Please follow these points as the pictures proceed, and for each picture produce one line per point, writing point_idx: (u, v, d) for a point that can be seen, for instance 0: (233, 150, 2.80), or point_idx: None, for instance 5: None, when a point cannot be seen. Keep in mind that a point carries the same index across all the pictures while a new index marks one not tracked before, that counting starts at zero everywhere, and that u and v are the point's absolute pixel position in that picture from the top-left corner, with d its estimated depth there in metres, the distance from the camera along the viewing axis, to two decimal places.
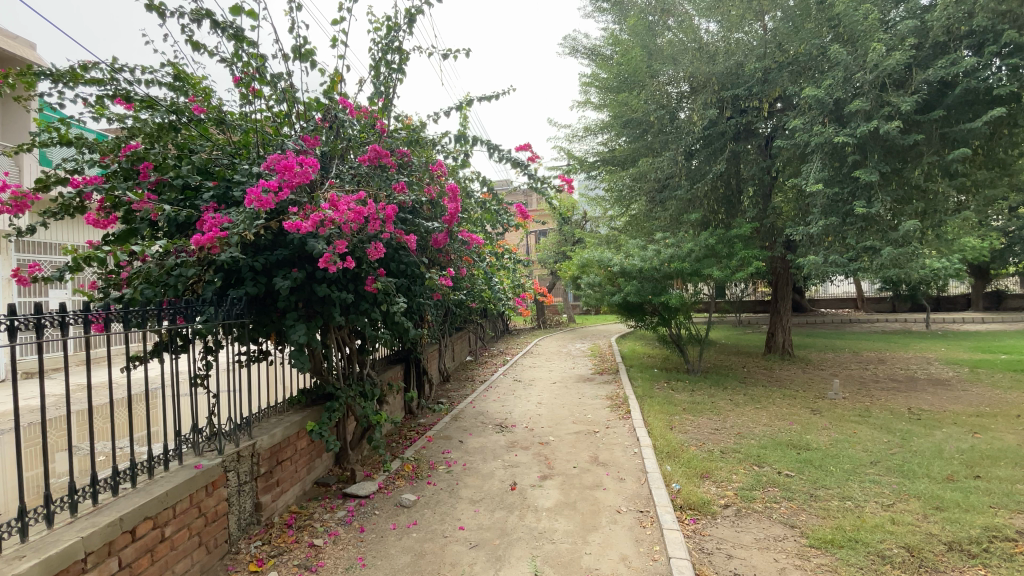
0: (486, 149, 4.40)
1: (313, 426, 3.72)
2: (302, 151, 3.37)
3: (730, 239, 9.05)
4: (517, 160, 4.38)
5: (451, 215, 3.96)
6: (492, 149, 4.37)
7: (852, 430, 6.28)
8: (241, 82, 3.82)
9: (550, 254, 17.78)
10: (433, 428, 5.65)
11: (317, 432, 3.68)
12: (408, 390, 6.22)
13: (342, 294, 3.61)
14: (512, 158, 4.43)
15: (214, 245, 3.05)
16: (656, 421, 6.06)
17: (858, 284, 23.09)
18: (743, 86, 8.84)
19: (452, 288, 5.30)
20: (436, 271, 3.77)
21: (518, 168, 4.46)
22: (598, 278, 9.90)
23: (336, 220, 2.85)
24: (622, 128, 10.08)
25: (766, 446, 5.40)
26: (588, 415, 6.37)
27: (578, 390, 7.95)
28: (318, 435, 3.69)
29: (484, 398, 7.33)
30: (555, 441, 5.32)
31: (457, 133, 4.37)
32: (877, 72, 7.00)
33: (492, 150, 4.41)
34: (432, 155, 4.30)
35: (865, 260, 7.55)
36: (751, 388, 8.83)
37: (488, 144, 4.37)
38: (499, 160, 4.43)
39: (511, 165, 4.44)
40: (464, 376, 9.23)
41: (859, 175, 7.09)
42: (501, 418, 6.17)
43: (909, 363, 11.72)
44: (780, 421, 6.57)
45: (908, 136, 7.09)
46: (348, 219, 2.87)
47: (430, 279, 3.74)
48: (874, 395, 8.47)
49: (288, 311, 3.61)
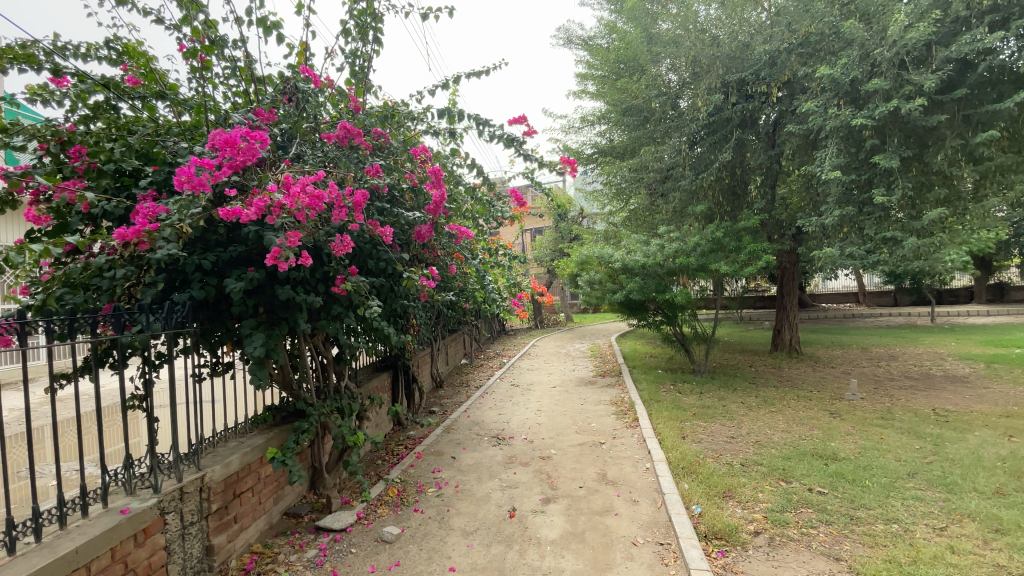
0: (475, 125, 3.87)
1: (276, 452, 3.19)
2: (252, 125, 2.83)
3: (738, 231, 8.55)
4: (510, 135, 3.84)
5: (437, 204, 3.44)
6: (482, 125, 3.82)
7: (879, 434, 5.80)
8: (186, 51, 3.27)
9: (546, 252, 17.26)
10: (422, 442, 5.12)
11: (280, 460, 3.15)
12: (396, 400, 5.69)
13: (309, 297, 3.10)
14: (504, 135, 3.91)
15: (143, 239, 2.52)
16: (667, 429, 5.55)
17: (859, 278, 22.73)
18: (749, 70, 8.35)
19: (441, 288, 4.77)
20: (419, 270, 3.23)
21: (512, 144, 3.93)
22: (598, 275, 9.41)
23: (287, 206, 2.29)
24: (621, 115, 9.65)
25: (790, 457, 4.90)
26: (592, 423, 5.86)
27: (580, 394, 7.44)
28: (281, 462, 3.16)
29: (480, 405, 6.82)
30: (558, 456, 4.80)
31: (441, 107, 3.79)
32: (896, 49, 6.53)
33: (481, 127, 3.89)
34: (414, 135, 3.75)
35: (884, 251, 7.08)
36: (763, 389, 8.34)
37: (478, 119, 3.84)
38: (491, 138, 3.90)
39: (504, 143, 3.90)
40: (459, 381, 8.71)
41: (879, 160, 6.61)
42: (498, 429, 5.65)
43: (922, 359, 11.25)
44: (799, 426, 6.09)
45: (930, 116, 6.62)
46: (302, 204, 2.30)
47: (412, 280, 3.20)
48: (892, 394, 7.99)
49: (245, 318, 3.09)
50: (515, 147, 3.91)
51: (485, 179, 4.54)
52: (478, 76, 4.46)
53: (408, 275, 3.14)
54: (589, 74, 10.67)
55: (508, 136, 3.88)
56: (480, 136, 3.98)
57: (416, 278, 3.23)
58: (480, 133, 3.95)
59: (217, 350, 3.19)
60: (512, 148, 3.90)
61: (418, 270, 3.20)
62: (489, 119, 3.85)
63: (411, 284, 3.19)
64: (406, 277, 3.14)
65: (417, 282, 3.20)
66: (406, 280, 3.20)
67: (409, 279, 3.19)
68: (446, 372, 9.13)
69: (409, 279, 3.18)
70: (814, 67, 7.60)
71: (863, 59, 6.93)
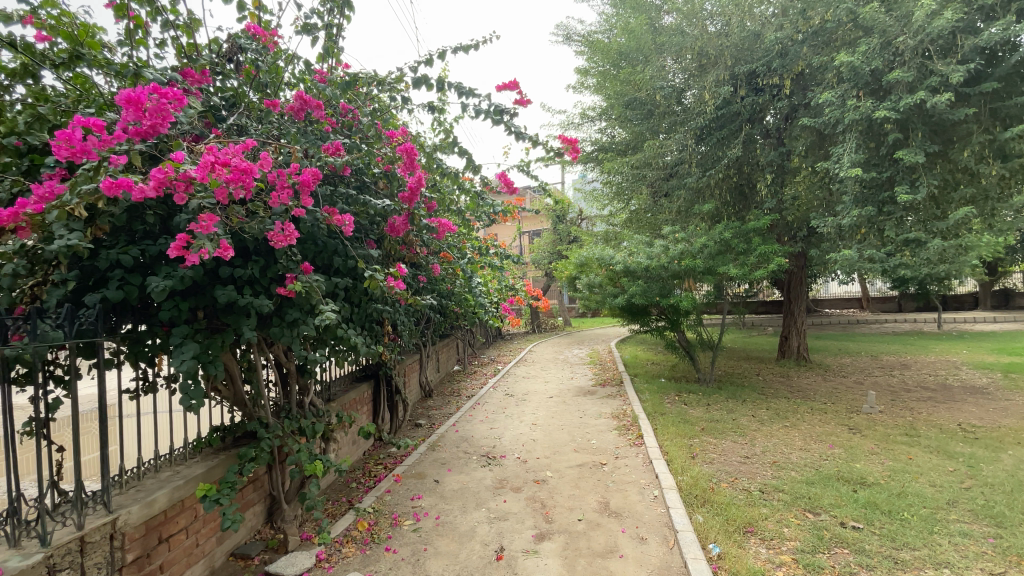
0: (458, 95, 3.38)
1: (208, 489, 2.60)
2: (177, 87, 2.32)
3: (747, 233, 8.03)
4: (499, 106, 3.35)
5: (411, 191, 2.90)
6: (466, 97, 3.31)
7: (907, 454, 5.29)
8: (112, 5, 2.78)
9: (543, 255, 16.76)
10: (404, 462, 4.60)
11: (212, 501, 2.55)
12: (377, 414, 5.16)
13: (255, 302, 2.61)
14: (491, 108, 3.42)
15: (26, 226, 2.06)
16: (675, 447, 5.03)
17: (863, 284, 22.27)
18: (758, 61, 7.83)
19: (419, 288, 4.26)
20: (388, 270, 2.71)
21: (501, 118, 3.45)
22: (598, 278, 8.90)
23: (197, 179, 1.83)
24: (623, 109, 9.19)
25: (813, 482, 4.39)
26: (592, 439, 5.33)
27: (579, 406, 6.90)
28: (214, 501, 2.56)
29: (470, 417, 6.28)
30: (554, 479, 4.27)
31: (419, 76, 3.27)
32: (920, 37, 6.00)
33: (464, 99, 3.41)
34: (387, 113, 3.23)
35: (906, 254, 6.56)
36: (774, 400, 7.82)
37: (460, 91, 3.36)
38: (476, 112, 3.40)
39: (491, 119, 3.38)
40: (450, 389, 8.18)
41: (903, 155, 6.10)
42: (488, 446, 5.11)
43: (936, 368, 10.74)
44: (818, 444, 5.57)
45: (958, 111, 6.02)
46: (217, 180, 1.84)
47: (376, 281, 2.68)
48: (912, 407, 7.47)
49: (176, 325, 2.58)
50: (504, 120, 3.41)
51: (473, 167, 4.02)
52: (464, 50, 3.94)
53: (369, 273, 2.62)
54: (589, 67, 10.17)
55: (496, 109, 3.39)
56: (463, 111, 3.50)
57: (385, 280, 2.70)
58: (463, 108, 3.46)
59: (144, 364, 2.68)
60: (502, 122, 3.41)
61: (386, 268, 2.69)
62: (474, 89, 3.36)
63: (376, 286, 2.67)
64: (367, 276, 2.61)
65: (383, 284, 2.68)
66: (370, 281, 2.68)
67: (373, 278, 2.67)
68: (436, 380, 8.60)
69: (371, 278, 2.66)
70: (829, 57, 7.10)
71: (884, 48, 6.42)
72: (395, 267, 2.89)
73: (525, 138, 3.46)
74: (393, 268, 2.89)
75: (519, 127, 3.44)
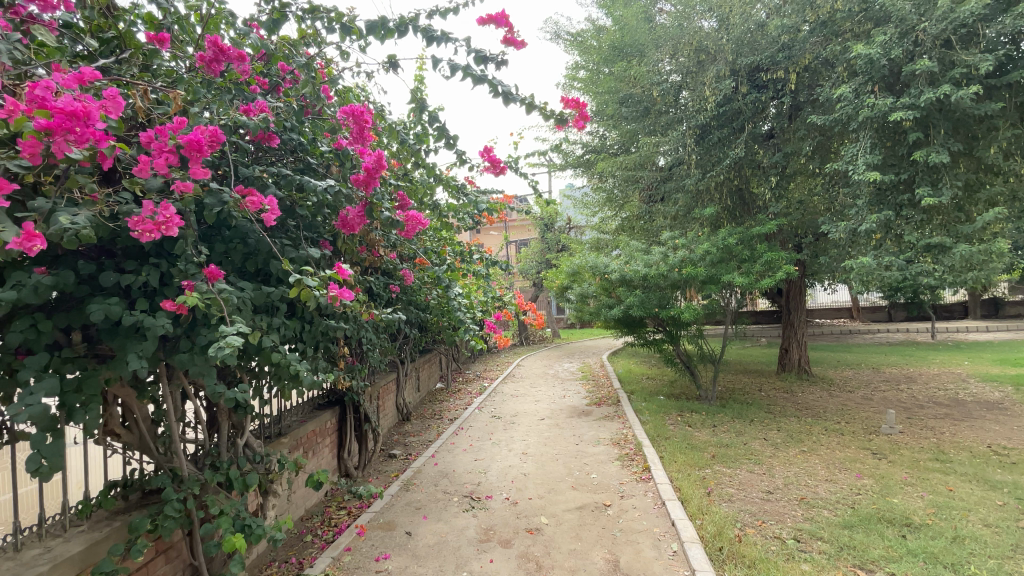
0: (427, 43, 2.74)
1: None
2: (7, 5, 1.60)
3: (751, 238, 7.46)
4: (480, 55, 2.71)
5: (368, 173, 2.31)
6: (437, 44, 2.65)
7: (944, 486, 4.70)
8: None
9: (531, 264, 16.10)
10: (370, 508, 3.86)
11: None
12: (341, 448, 4.45)
13: (151, 323, 1.92)
14: (470, 60, 2.76)
15: None
16: (688, 481, 4.37)
17: (854, 294, 21.99)
18: (763, 53, 7.31)
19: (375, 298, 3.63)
20: (328, 273, 1.95)
21: (484, 69, 2.81)
22: (592, 288, 8.28)
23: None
24: (617, 107, 8.64)
25: (853, 525, 3.76)
26: (592, 472, 4.64)
27: (573, 430, 6.21)
28: None
29: (452, 445, 5.57)
30: (550, 529, 3.56)
31: (374, 22, 2.59)
32: (945, 24, 5.48)
33: (436, 49, 2.75)
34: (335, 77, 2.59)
35: (928, 260, 6.03)
36: (783, 419, 7.22)
37: (430, 37, 2.70)
38: (452, 68, 2.74)
39: (470, 72, 2.72)
40: (431, 411, 7.45)
41: (925, 154, 5.58)
42: (472, 483, 4.40)
43: (944, 381, 10.26)
44: (844, 474, 4.96)
45: (985, 105, 5.54)
46: (16, 126, 1.28)
47: (310, 291, 1.93)
48: (931, 427, 6.89)
49: (34, 353, 1.86)
50: (487, 77, 2.75)
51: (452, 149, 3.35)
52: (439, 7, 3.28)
53: (296, 277, 1.85)
54: (580, 65, 9.64)
55: (477, 61, 2.74)
56: (435, 67, 2.82)
57: (324, 289, 1.94)
58: (435, 62, 2.80)
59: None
60: (485, 79, 2.75)
61: (326, 270, 1.92)
62: (448, 34, 2.71)
63: (309, 299, 1.91)
64: (293, 281, 1.85)
65: (320, 294, 1.91)
66: (300, 291, 1.92)
67: (304, 286, 1.89)
68: (416, 401, 7.86)
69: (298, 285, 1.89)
70: (838, 51, 6.61)
71: (902, 37, 5.88)
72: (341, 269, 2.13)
73: (514, 100, 2.79)
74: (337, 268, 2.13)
75: (507, 86, 2.77)
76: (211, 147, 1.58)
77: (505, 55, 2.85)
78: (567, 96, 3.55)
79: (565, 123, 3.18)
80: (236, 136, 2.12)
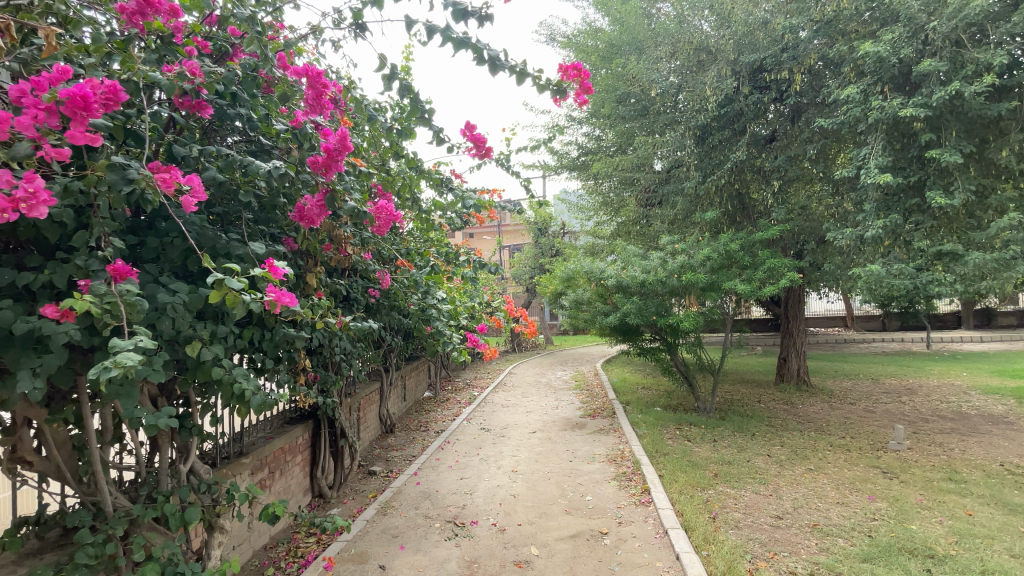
0: None
1: None
2: None
3: (753, 244, 7.17)
4: (460, 12, 2.35)
5: (327, 160, 2.01)
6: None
7: (962, 510, 4.39)
8: None
9: (524, 269, 15.77)
10: (342, 536, 3.49)
11: None
12: (314, 466, 4.08)
13: (51, 330, 1.51)
14: (450, 19, 2.40)
15: None
16: (690, 505, 4.02)
17: (848, 302, 21.82)
18: (766, 53, 7.09)
19: (346, 303, 3.33)
20: (258, 271, 1.55)
21: (465, 27, 2.44)
22: (587, 294, 7.96)
23: None
24: (614, 106, 8.33)
25: (872, 557, 3.42)
26: (587, 493, 4.28)
27: (566, 444, 5.86)
28: None
29: (437, 461, 5.19)
30: (541, 561, 3.20)
31: None
32: (955, 23, 5.18)
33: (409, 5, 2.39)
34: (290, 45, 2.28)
35: (938, 268, 5.75)
36: (786, 433, 6.90)
37: None
38: (429, 30, 2.39)
39: (449, 33, 2.37)
40: (417, 422, 7.07)
41: (936, 155, 5.28)
42: (456, 506, 4.03)
43: (945, 393, 9.98)
44: (855, 496, 4.64)
45: (999, 105, 5.27)
46: None
47: (238, 295, 1.51)
48: (939, 442, 6.59)
49: None
50: (470, 40, 2.40)
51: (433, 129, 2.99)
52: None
53: (216, 277, 1.44)
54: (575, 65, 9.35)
55: (456, 18, 2.38)
56: (410, 29, 2.47)
57: (254, 291, 1.54)
58: (409, 24, 2.45)
59: None
60: (467, 43, 2.40)
61: (255, 267, 1.52)
62: None
63: (235, 304, 1.51)
64: (211, 281, 1.44)
65: (249, 297, 1.51)
66: (223, 293, 1.53)
67: (227, 288, 1.49)
68: (401, 411, 7.48)
69: (217, 285, 1.49)
70: (844, 49, 6.34)
71: (911, 36, 5.60)
72: (272, 267, 1.69)
73: (502, 67, 2.44)
74: (268, 266, 1.68)
75: (493, 50, 2.42)
76: (102, 102, 1.40)
77: (490, 9, 2.47)
78: (565, 63, 3.14)
79: (563, 96, 2.81)
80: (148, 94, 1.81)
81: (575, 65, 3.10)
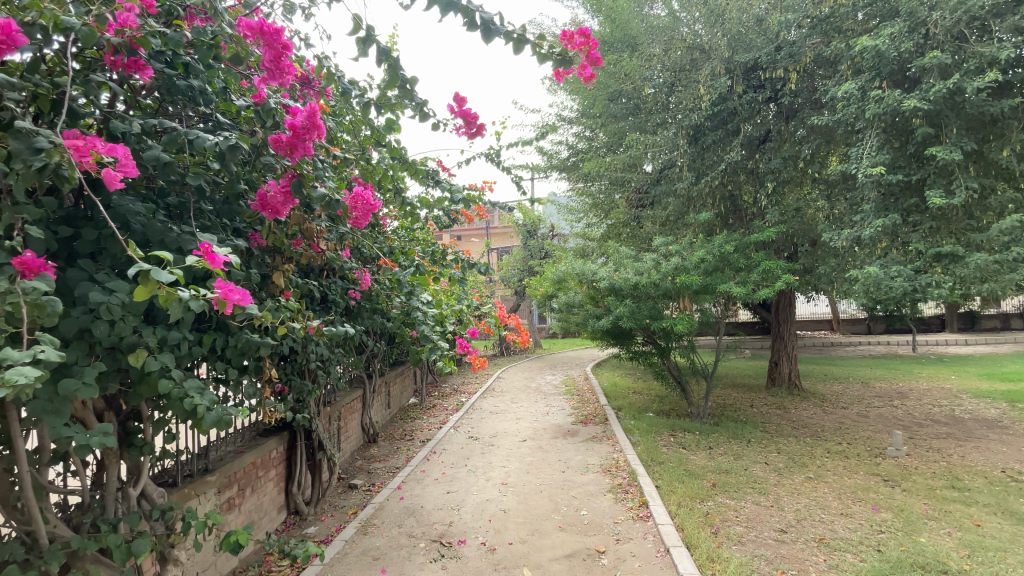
0: None
1: None
2: None
3: (747, 245, 7.03)
4: None
5: (291, 143, 1.79)
6: None
7: (969, 520, 4.24)
8: None
9: (513, 272, 15.54)
10: (317, 560, 3.21)
11: None
12: (289, 481, 3.80)
13: None
14: None
15: None
16: (691, 519, 3.81)
17: (835, 306, 21.93)
18: (760, 51, 6.97)
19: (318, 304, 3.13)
20: (195, 259, 1.27)
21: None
22: (578, 296, 7.75)
23: None
24: (606, 104, 8.16)
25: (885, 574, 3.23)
26: (581, 507, 4.04)
27: (558, 454, 5.62)
28: None
29: (422, 473, 4.93)
30: None
31: None
32: (958, 15, 5.08)
33: None
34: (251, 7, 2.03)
35: (937, 270, 5.64)
36: (781, 439, 6.75)
37: None
38: None
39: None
40: (402, 430, 6.79)
41: (936, 152, 5.15)
42: (443, 523, 3.76)
43: (937, 397, 9.93)
44: (859, 506, 4.47)
45: (1001, 102, 5.16)
46: None
47: (175, 291, 1.25)
48: (936, 448, 6.47)
49: None
50: (460, 3, 2.16)
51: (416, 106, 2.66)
52: None
53: (140, 268, 1.17)
54: None
55: None
56: None
57: (192, 286, 1.27)
58: None
59: None
60: (456, 6, 2.15)
61: (192, 256, 1.24)
62: None
63: (170, 303, 1.23)
64: (134, 274, 1.16)
65: (187, 294, 1.24)
66: (154, 290, 1.25)
67: (158, 283, 1.22)
68: (386, 419, 7.19)
69: (142, 279, 1.20)
70: (842, 46, 6.21)
71: (911, 32, 5.49)
72: (210, 254, 1.39)
73: (496, 32, 2.20)
74: (205, 254, 1.39)
75: (486, 12, 2.17)
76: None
77: None
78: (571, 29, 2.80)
79: (566, 67, 2.56)
80: (80, 56, 1.67)
81: (583, 31, 2.74)
